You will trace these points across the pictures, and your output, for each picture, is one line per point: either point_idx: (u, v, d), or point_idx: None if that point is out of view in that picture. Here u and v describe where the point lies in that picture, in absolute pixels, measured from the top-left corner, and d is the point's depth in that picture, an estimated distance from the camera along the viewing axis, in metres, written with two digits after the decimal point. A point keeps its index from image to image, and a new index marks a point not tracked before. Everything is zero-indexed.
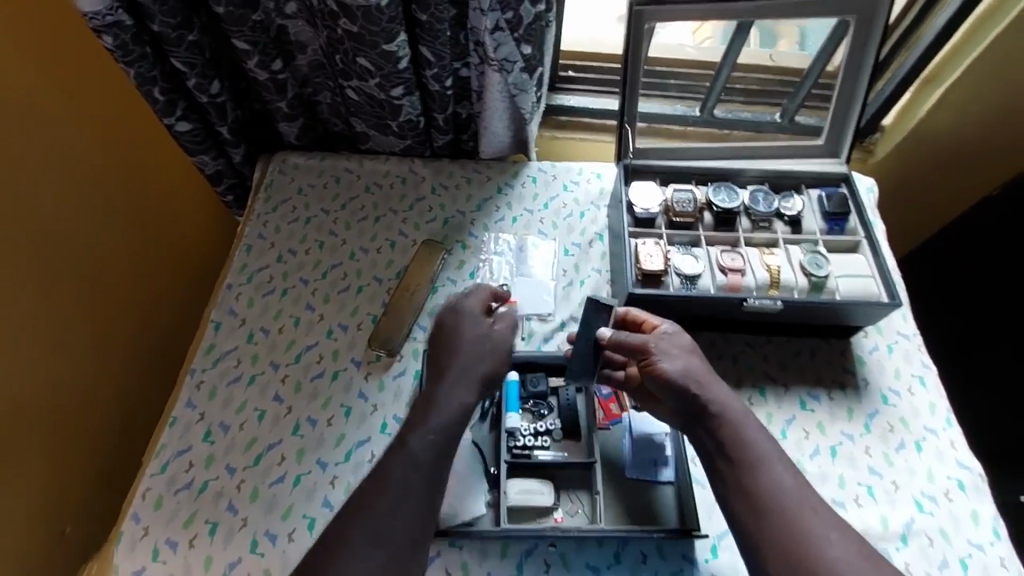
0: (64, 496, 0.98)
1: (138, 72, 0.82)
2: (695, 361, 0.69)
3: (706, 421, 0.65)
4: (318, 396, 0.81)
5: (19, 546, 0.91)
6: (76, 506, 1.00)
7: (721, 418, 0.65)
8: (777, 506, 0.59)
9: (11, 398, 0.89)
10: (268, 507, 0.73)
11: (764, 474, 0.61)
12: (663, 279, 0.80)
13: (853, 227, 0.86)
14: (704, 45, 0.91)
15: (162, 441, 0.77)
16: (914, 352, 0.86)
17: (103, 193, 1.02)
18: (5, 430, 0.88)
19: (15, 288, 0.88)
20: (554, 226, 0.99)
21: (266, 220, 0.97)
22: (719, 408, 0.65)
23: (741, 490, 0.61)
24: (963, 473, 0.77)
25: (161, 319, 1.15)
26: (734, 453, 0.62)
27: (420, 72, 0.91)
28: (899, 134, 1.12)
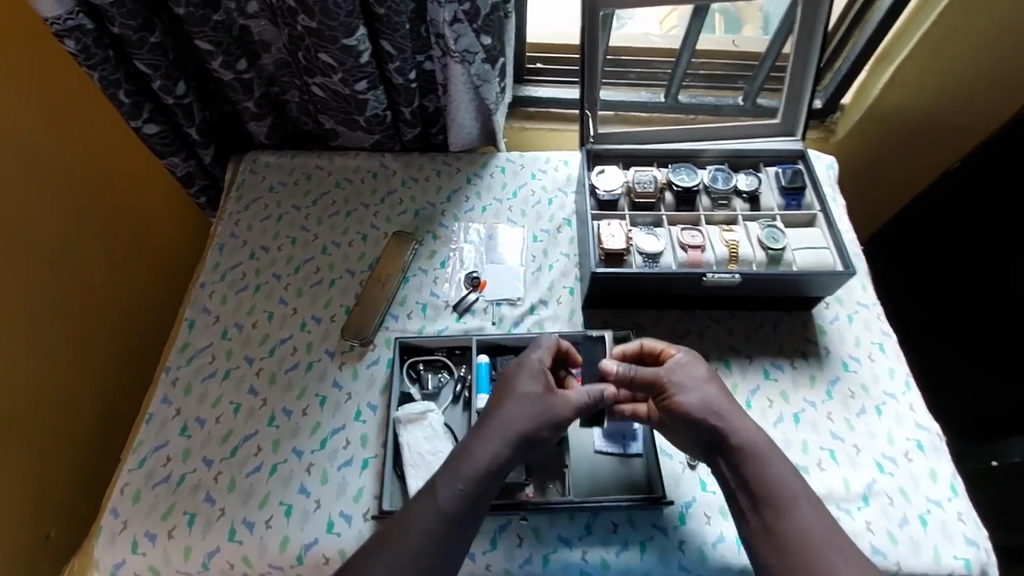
0: (50, 500, 0.99)
1: (101, 75, 0.83)
2: (713, 390, 0.68)
3: (729, 458, 0.65)
4: (292, 387, 0.82)
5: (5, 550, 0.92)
6: (61, 509, 1.01)
7: (743, 455, 0.65)
8: (800, 546, 0.60)
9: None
10: (245, 496, 0.74)
11: (787, 513, 0.62)
12: (625, 258, 0.83)
13: (809, 202, 0.89)
14: (670, 34, 0.95)
15: (140, 437, 0.78)
16: (874, 321, 0.88)
17: (78, 201, 1.03)
18: None
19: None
20: (523, 213, 1.00)
21: (238, 218, 0.98)
22: (741, 444, 0.65)
23: (765, 530, 0.62)
24: (922, 433, 0.79)
25: (140, 323, 1.16)
26: (758, 491, 0.63)
27: (383, 66, 0.92)
28: (857, 113, 1.16)
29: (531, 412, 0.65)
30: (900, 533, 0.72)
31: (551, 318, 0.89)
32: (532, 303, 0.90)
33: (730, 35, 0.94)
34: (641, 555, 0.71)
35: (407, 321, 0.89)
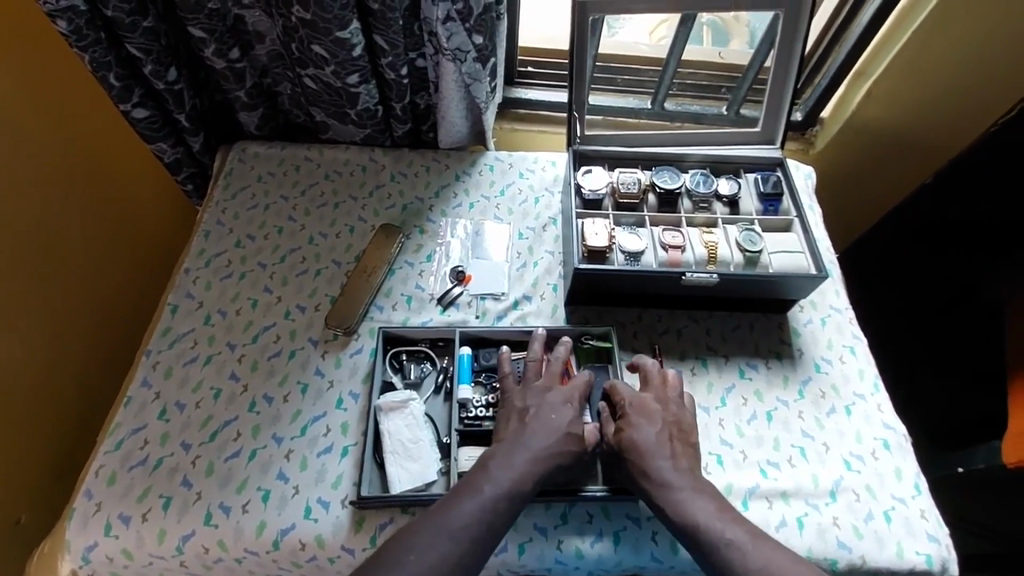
0: (21, 479, 0.97)
1: (92, 57, 0.83)
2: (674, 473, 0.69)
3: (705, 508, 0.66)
4: (274, 373, 0.83)
5: None
6: (36, 494, 0.99)
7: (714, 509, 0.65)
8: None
9: None
10: (223, 480, 0.74)
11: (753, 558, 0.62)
12: (607, 255, 0.85)
13: (786, 208, 0.92)
14: (660, 44, 0.98)
15: (117, 421, 0.78)
16: (846, 324, 0.91)
17: (59, 187, 1.02)
18: None
19: None
20: (509, 211, 1.02)
21: (225, 207, 0.98)
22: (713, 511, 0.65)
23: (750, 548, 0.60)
24: (889, 433, 0.82)
25: (121, 310, 1.16)
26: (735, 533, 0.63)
27: (376, 61, 0.94)
28: (837, 123, 1.19)
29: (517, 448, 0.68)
30: (865, 528, 0.75)
31: (534, 313, 0.90)
32: (516, 298, 0.92)
33: (718, 48, 0.98)
34: (615, 546, 0.72)
35: (392, 312, 0.89)
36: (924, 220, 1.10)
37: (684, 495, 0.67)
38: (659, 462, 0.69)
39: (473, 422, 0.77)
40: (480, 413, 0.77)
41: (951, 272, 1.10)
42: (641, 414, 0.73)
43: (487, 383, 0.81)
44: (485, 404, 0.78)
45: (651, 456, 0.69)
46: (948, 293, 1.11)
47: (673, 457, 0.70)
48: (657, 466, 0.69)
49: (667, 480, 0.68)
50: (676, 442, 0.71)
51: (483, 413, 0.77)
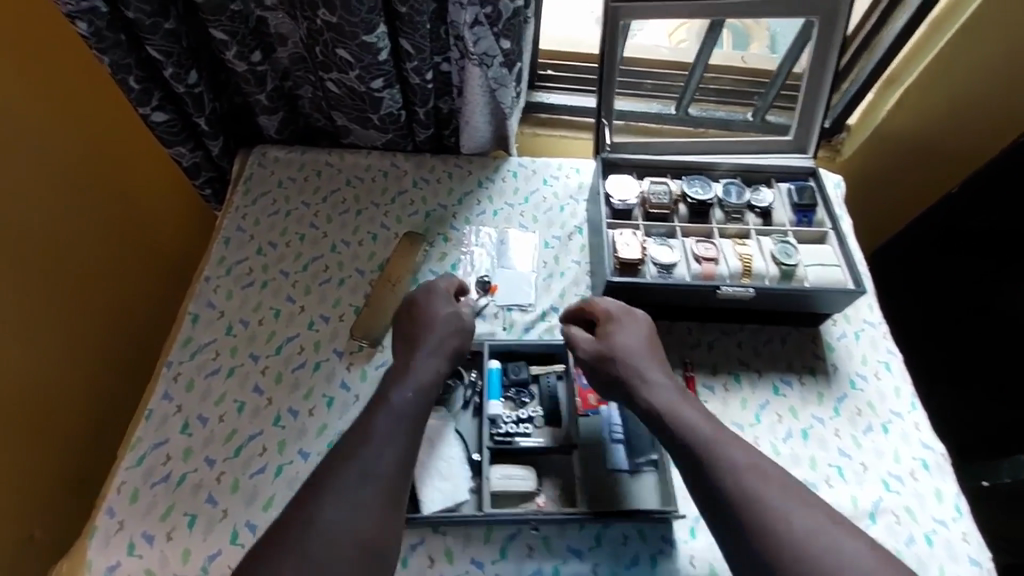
0: (35, 489, 0.95)
1: (112, 60, 0.81)
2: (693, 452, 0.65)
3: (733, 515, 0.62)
4: (299, 386, 0.81)
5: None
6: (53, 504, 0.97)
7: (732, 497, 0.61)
8: None
9: None
10: (249, 497, 0.72)
11: None
12: (640, 267, 0.82)
13: (820, 220, 0.90)
14: (679, 46, 0.94)
15: (138, 434, 0.76)
16: (880, 339, 0.89)
17: (71, 189, 0.99)
18: None
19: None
20: (534, 219, 1.00)
21: (245, 213, 0.96)
22: None
23: None
24: (927, 452, 0.80)
25: (136, 314, 1.13)
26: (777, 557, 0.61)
27: (400, 65, 0.92)
28: (865, 131, 1.16)
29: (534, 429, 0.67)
30: (907, 552, 0.73)
31: None
32: (544, 309, 0.90)
33: (737, 52, 0.95)
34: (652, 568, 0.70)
35: None
36: (940, 225, 1.10)
37: (671, 398, 0.68)
38: (641, 360, 0.71)
39: (503, 438, 0.76)
40: (511, 429, 0.76)
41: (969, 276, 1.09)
42: (619, 321, 0.76)
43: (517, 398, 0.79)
44: (515, 421, 0.77)
45: (634, 357, 0.72)
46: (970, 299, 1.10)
47: (654, 360, 0.72)
48: (642, 369, 0.71)
49: (653, 380, 0.70)
50: (657, 348, 0.74)
51: (513, 428, 0.76)
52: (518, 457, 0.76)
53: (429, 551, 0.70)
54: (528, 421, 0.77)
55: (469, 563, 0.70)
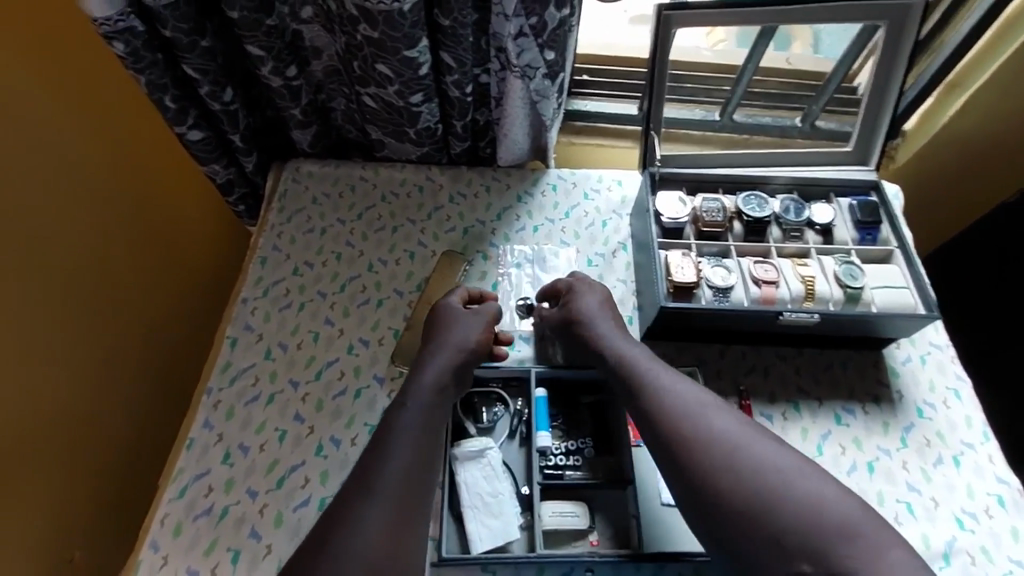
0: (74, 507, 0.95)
1: (148, 80, 0.79)
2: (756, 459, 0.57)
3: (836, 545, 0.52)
4: (340, 415, 0.78)
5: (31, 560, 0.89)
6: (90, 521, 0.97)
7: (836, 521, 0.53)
8: None
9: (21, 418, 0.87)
10: (293, 532, 0.70)
11: None
12: (695, 292, 0.79)
13: (885, 237, 0.85)
14: (718, 48, 0.89)
15: (180, 464, 0.74)
16: (948, 364, 0.84)
17: (104, 205, 0.98)
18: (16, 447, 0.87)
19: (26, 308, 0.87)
20: (576, 235, 0.96)
21: (281, 231, 0.94)
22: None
23: None
24: (1002, 488, 0.75)
25: (169, 329, 1.11)
26: None
27: (440, 78, 0.88)
28: (924, 135, 1.06)
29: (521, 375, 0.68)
30: None
31: None
32: None
33: (781, 52, 0.90)
34: None
35: None
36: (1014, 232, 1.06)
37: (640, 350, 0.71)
38: (600, 317, 0.75)
39: (553, 472, 0.73)
40: (560, 462, 0.74)
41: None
42: (581, 288, 0.79)
43: (565, 429, 0.77)
44: (564, 452, 0.75)
45: (596, 319, 0.75)
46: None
47: (613, 321, 0.75)
48: (606, 327, 0.74)
49: (615, 336, 0.73)
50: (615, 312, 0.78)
51: (562, 461, 0.74)
52: (567, 492, 0.73)
53: None
54: (577, 453, 0.75)
55: None
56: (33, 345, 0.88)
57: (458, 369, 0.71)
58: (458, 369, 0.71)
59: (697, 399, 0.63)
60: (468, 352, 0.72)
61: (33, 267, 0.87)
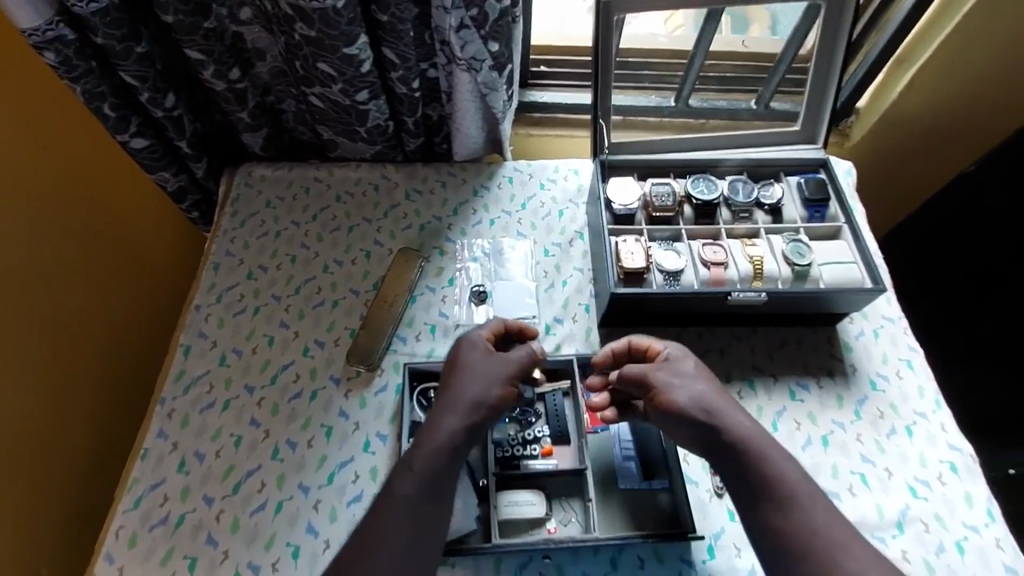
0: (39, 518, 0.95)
1: (84, 88, 0.78)
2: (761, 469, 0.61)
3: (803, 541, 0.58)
4: (296, 417, 0.78)
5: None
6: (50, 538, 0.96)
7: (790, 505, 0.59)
8: None
9: None
10: (250, 536, 0.70)
11: None
12: (645, 277, 0.79)
13: (833, 215, 0.86)
14: (676, 34, 0.89)
15: (134, 475, 0.74)
16: (901, 336, 0.85)
17: (50, 219, 0.96)
18: None
19: None
20: (532, 226, 0.96)
21: (234, 236, 0.93)
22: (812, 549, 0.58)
23: None
24: (955, 455, 0.76)
25: (127, 342, 1.09)
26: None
27: (385, 75, 0.88)
28: (875, 113, 1.10)
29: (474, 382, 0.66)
30: (937, 562, 0.70)
31: (567, 338, 0.85)
32: (548, 322, 0.87)
33: (737, 35, 0.90)
34: None
35: (416, 343, 0.84)
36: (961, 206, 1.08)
37: (745, 422, 0.64)
38: (699, 382, 0.67)
39: (510, 462, 0.73)
40: (517, 452, 0.74)
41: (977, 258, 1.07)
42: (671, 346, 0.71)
43: (522, 418, 0.77)
44: (522, 442, 0.75)
45: (696, 385, 0.66)
46: (981, 281, 1.07)
47: (712, 385, 0.67)
48: (708, 395, 0.65)
49: (719, 404, 0.65)
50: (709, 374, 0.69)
51: (520, 451, 0.74)
52: (525, 481, 0.73)
53: None
54: (535, 442, 0.75)
55: None
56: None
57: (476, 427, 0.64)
58: (476, 428, 0.64)
59: (789, 483, 0.60)
60: (488, 408, 0.65)
61: None
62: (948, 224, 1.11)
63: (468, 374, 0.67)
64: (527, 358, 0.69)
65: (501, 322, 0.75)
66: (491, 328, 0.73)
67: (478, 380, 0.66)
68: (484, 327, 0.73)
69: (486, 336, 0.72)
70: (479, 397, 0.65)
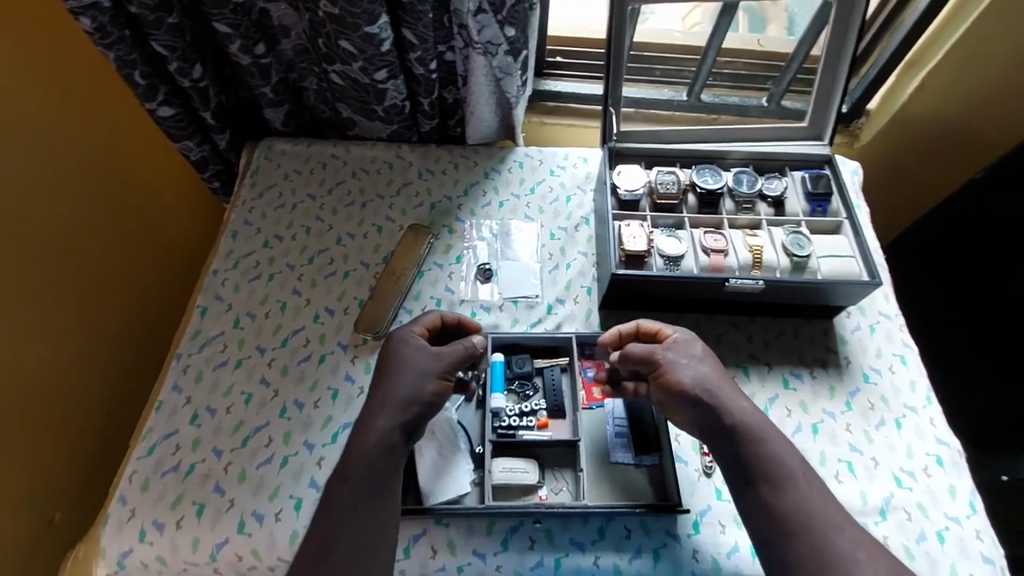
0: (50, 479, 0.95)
1: (117, 55, 0.81)
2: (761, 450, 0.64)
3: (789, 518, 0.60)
4: (304, 379, 0.81)
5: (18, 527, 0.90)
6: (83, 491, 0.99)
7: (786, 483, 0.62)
8: None
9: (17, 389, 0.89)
10: (256, 487, 0.73)
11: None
12: (646, 260, 0.82)
13: (835, 210, 0.87)
14: (693, 31, 0.91)
15: (149, 425, 0.78)
16: (896, 332, 0.87)
17: (81, 179, 1.00)
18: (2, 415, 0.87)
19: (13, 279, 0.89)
20: (540, 210, 0.99)
21: (252, 206, 0.97)
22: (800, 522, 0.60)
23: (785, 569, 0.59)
24: (942, 449, 0.78)
25: (144, 306, 1.13)
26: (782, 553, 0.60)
27: (404, 55, 0.91)
28: (885, 115, 1.12)
29: (411, 378, 0.69)
30: (917, 549, 0.71)
31: (568, 318, 0.88)
32: (549, 302, 0.89)
33: (753, 35, 0.91)
34: (654, 562, 0.70)
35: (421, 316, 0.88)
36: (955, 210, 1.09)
37: (748, 408, 0.66)
38: (707, 369, 0.69)
39: (506, 431, 0.76)
40: (513, 422, 0.76)
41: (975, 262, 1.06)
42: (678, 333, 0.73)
43: (520, 392, 0.80)
44: (519, 413, 0.78)
45: (704, 373, 0.69)
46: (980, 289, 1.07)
47: (718, 372, 0.70)
48: (715, 381, 0.68)
49: (725, 392, 0.67)
50: (716, 362, 0.71)
51: (516, 422, 0.77)
52: (520, 450, 0.76)
53: (432, 543, 0.71)
54: (532, 414, 0.78)
55: (471, 553, 0.71)
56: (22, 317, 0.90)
57: (410, 423, 0.67)
58: (409, 423, 0.67)
59: (787, 467, 0.63)
60: (421, 405, 0.68)
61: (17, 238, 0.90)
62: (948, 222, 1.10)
63: (400, 370, 0.70)
64: (460, 356, 0.72)
65: (438, 316, 0.77)
66: (427, 322, 0.76)
67: (411, 377, 0.69)
68: (416, 322, 0.76)
69: (420, 332, 0.75)
70: (410, 395, 0.68)
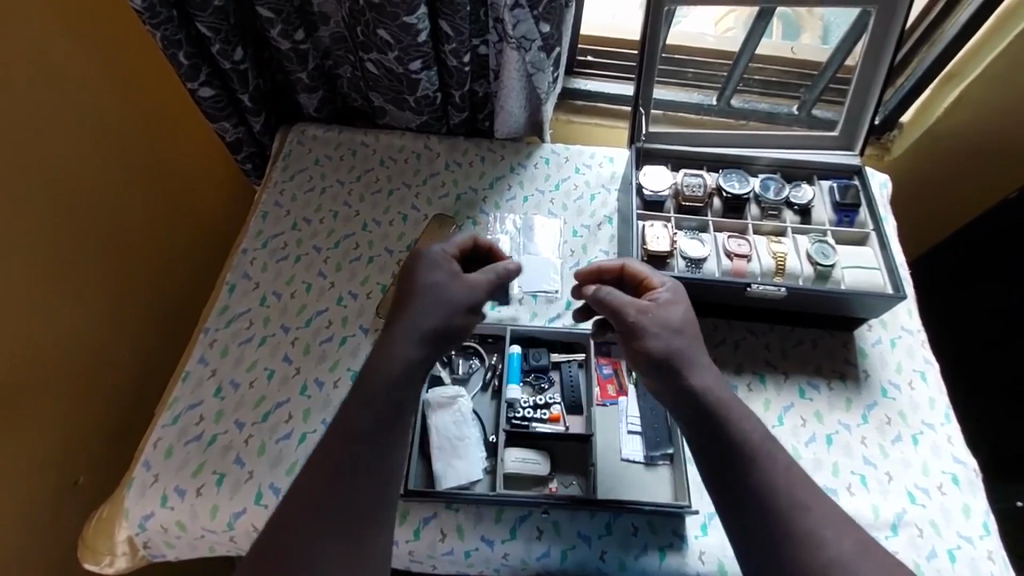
0: (69, 449, 0.93)
1: (164, 35, 0.84)
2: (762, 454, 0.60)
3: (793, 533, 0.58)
4: (326, 358, 0.83)
5: (49, 493, 0.90)
6: (107, 463, 1.00)
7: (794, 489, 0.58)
8: None
9: (55, 355, 0.91)
10: (273, 461, 0.75)
11: None
12: (669, 261, 0.82)
13: (863, 220, 0.87)
14: (726, 35, 0.91)
15: (175, 395, 0.80)
16: (917, 348, 0.86)
17: (130, 156, 1.05)
18: (34, 386, 0.87)
19: (62, 247, 0.92)
20: (564, 207, 0.99)
21: (283, 188, 0.99)
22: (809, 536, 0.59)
23: None
24: (958, 467, 0.77)
25: (170, 281, 1.16)
26: None
27: (439, 47, 0.92)
28: (918, 130, 1.10)
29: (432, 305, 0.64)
30: (927, 566, 0.71)
31: None
32: (569, 298, 0.90)
33: (787, 42, 0.91)
34: (660, 561, 0.70)
35: None
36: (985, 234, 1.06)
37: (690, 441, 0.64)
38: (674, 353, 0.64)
39: (520, 422, 0.77)
40: (528, 414, 0.78)
41: (1007, 286, 1.04)
42: (673, 298, 0.69)
43: (535, 384, 0.81)
44: (533, 405, 0.79)
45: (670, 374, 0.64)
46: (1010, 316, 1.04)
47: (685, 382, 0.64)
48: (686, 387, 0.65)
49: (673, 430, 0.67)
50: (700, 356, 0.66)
51: (530, 413, 0.78)
52: (532, 442, 0.77)
53: (442, 526, 0.72)
54: (545, 407, 0.79)
55: (480, 539, 0.72)
56: (68, 287, 0.93)
57: None
58: None
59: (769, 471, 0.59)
60: None
61: (64, 206, 0.92)
62: (978, 243, 1.07)
63: (423, 293, 0.65)
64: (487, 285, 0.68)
65: (470, 239, 0.75)
66: (460, 244, 0.73)
67: (436, 299, 0.65)
68: (451, 244, 0.73)
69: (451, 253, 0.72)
70: (437, 325, 0.64)
